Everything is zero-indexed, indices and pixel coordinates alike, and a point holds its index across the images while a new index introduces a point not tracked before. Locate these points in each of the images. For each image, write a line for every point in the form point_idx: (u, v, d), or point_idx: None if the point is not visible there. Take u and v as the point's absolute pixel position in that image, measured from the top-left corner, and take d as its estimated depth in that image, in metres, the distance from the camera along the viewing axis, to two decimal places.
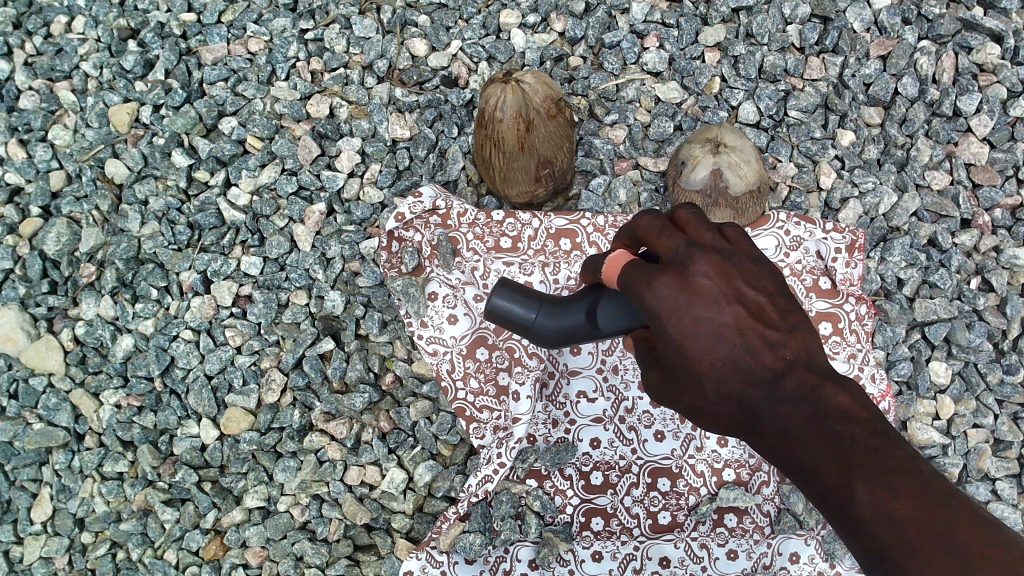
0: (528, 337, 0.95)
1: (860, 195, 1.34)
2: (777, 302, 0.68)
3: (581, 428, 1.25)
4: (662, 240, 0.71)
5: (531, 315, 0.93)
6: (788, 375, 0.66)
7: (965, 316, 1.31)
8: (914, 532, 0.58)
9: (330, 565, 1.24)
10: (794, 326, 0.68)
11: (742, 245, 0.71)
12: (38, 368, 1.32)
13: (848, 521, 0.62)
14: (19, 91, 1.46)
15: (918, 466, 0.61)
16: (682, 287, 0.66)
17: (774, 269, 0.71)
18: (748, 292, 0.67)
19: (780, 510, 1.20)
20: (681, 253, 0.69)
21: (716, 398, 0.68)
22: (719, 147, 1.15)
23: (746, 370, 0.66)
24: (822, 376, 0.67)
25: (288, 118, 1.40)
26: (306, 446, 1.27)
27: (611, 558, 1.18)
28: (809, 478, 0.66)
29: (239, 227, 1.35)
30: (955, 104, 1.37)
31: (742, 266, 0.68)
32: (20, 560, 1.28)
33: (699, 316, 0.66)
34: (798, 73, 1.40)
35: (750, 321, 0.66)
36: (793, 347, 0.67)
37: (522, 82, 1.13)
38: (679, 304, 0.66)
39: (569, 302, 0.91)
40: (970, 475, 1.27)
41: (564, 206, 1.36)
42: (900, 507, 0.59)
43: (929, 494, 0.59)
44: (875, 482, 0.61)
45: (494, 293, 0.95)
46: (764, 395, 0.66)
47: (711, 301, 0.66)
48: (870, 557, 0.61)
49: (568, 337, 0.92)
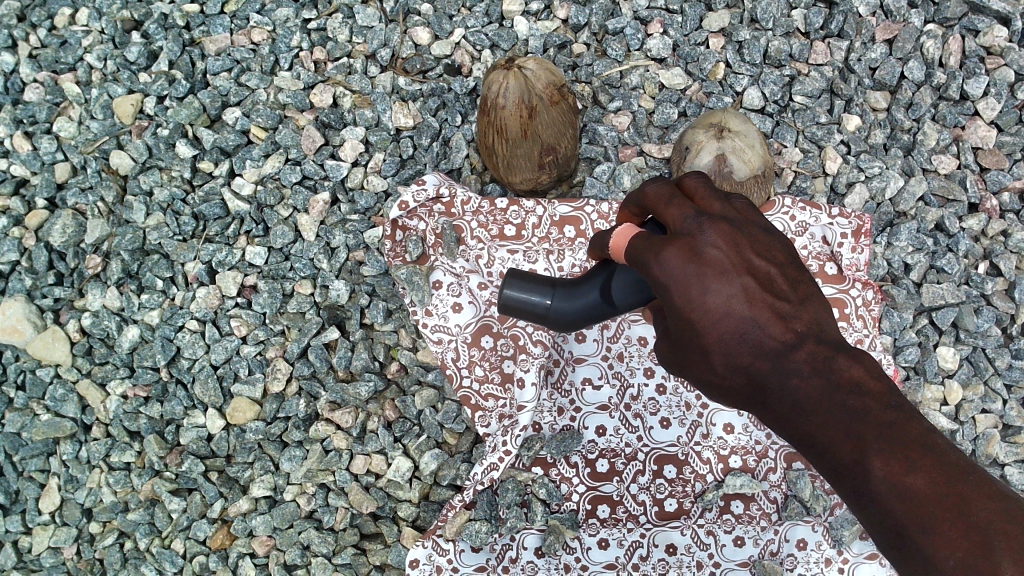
0: (548, 324, 0.96)
1: (866, 180, 1.33)
2: (788, 272, 0.68)
3: (587, 416, 1.25)
4: (671, 210, 0.71)
5: (545, 302, 0.94)
6: (800, 346, 0.65)
7: (973, 301, 1.29)
8: (932, 507, 0.57)
9: (336, 554, 1.24)
10: (804, 298, 0.68)
11: (751, 216, 0.71)
12: (46, 359, 1.32)
13: (863, 497, 0.61)
14: (24, 83, 1.46)
15: (934, 439, 0.60)
16: (691, 258, 0.66)
17: (784, 238, 0.70)
18: (757, 264, 0.67)
19: (786, 496, 1.19)
20: (690, 223, 0.69)
21: (725, 371, 0.67)
22: (723, 132, 1.15)
23: (755, 343, 0.66)
24: (835, 348, 0.66)
25: (292, 108, 1.40)
26: (312, 435, 1.28)
27: (617, 545, 1.18)
28: (820, 452, 0.65)
29: (244, 217, 1.36)
30: (963, 87, 1.36)
31: (751, 236, 0.68)
32: (29, 550, 1.28)
33: (709, 287, 0.65)
34: (803, 58, 1.39)
35: (759, 291, 0.66)
36: (804, 319, 0.67)
37: (524, 68, 1.12)
38: (688, 274, 0.66)
39: (582, 282, 0.91)
40: (978, 460, 1.26)
41: (569, 193, 1.36)
42: (918, 480, 0.58)
43: (948, 466, 0.58)
44: (890, 456, 0.60)
45: (506, 286, 0.96)
46: (775, 367, 0.66)
47: (719, 271, 0.66)
48: (884, 531, 0.60)
49: (587, 317, 0.92)
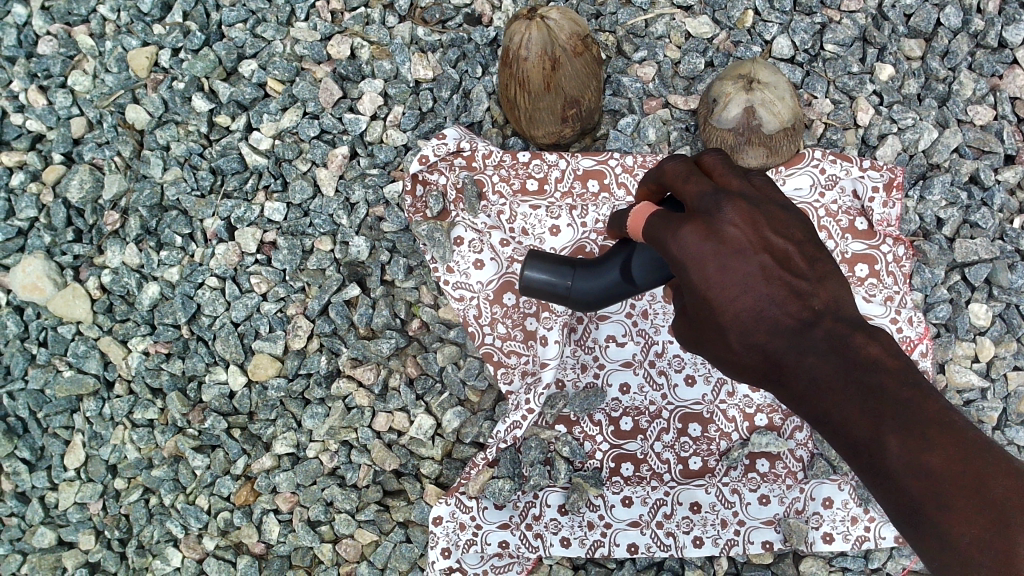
0: (569, 304, 1.00)
1: (899, 132, 1.30)
2: (806, 250, 0.71)
3: (611, 373, 1.24)
4: (689, 186, 0.74)
5: (566, 282, 0.98)
6: (816, 324, 0.68)
7: (1007, 256, 1.26)
8: (949, 484, 0.60)
9: (360, 510, 1.25)
10: (823, 275, 0.71)
11: (768, 192, 0.74)
12: (67, 317, 1.32)
13: (878, 473, 0.65)
14: (37, 36, 1.42)
15: (949, 416, 0.63)
16: (707, 236, 0.69)
17: (802, 215, 0.73)
18: (775, 241, 0.69)
19: (813, 455, 1.20)
20: (708, 201, 0.71)
21: (742, 349, 0.70)
22: (752, 84, 1.11)
23: (771, 321, 0.69)
24: (852, 326, 0.69)
25: (309, 60, 1.37)
26: (334, 393, 1.27)
27: (642, 503, 1.17)
28: (836, 430, 0.68)
29: (262, 172, 1.34)
30: (1001, 34, 1.32)
31: (769, 213, 0.71)
32: (55, 506, 1.29)
33: (727, 264, 0.68)
34: (835, 5, 1.34)
35: (776, 269, 0.69)
36: (821, 297, 0.69)
37: (548, 18, 1.08)
38: (704, 252, 0.69)
39: (602, 262, 0.95)
40: (1009, 419, 1.24)
41: (591, 147, 1.33)
42: (933, 457, 0.61)
43: (963, 443, 0.61)
44: (906, 434, 0.63)
45: (527, 268, 1.00)
46: (792, 345, 0.68)
47: (737, 248, 0.68)
48: (899, 507, 0.64)
49: (607, 296, 0.96)
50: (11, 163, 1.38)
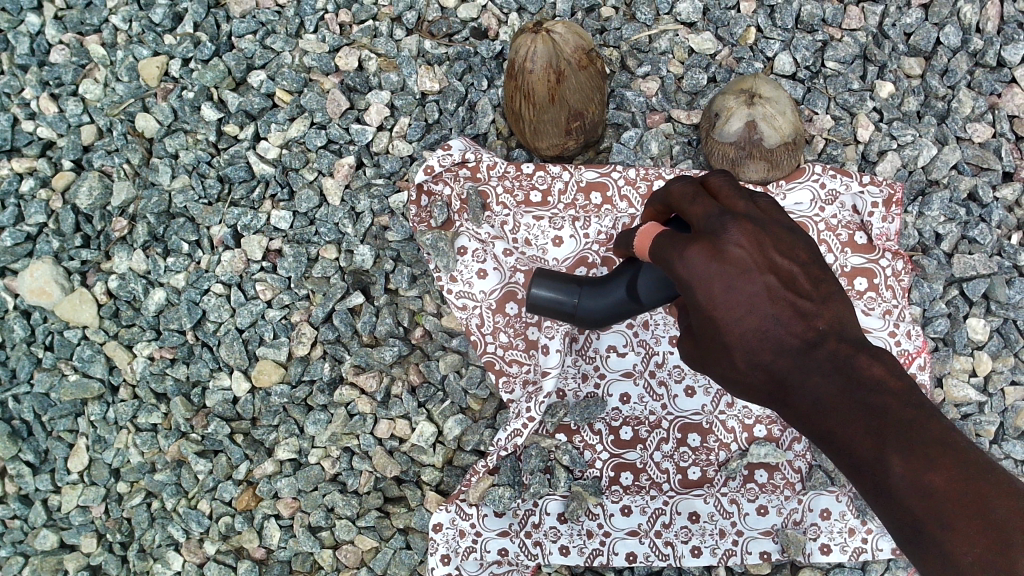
0: (575, 322, 1.02)
1: (898, 148, 1.32)
2: (811, 272, 0.73)
3: (611, 383, 1.24)
4: (696, 208, 0.76)
5: (573, 301, 1.00)
6: (821, 344, 0.70)
7: (1004, 272, 1.28)
8: (949, 504, 0.61)
9: (360, 516, 1.26)
10: (827, 296, 0.73)
11: (774, 215, 0.75)
12: (74, 321, 1.33)
13: (882, 492, 0.65)
14: (50, 45, 1.44)
15: (952, 437, 0.64)
16: (714, 256, 0.71)
17: (808, 237, 0.75)
18: (781, 263, 0.71)
19: (811, 466, 1.21)
20: (714, 222, 0.73)
21: (748, 368, 0.72)
22: (753, 99, 1.13)
23: (776, 341, 0.70)
24: (856, 348, 0.71)
25: (317, 71, 1.39)
26: (337, 399, 1.28)
27: (641, 513, 1.18)
28: (840, 449, 0.69)
29: (269, 181, 1.36)
30: (999, 53, 1.34)
31: (774, 234, 0.72)
32: (58, 509, 1.30)
33: (732, 285, 0.70)
34: (837, 23, 1.36)
35: (782, 291, 0.70)
36: (825, 318, 0.71)
37: (553, 32, 1.10)
38: (710, 272, 0.71)
39: (609, 281, 0.97)
40: (1006, 433, 1.25)
41: (595, 159, 1.35)
42: (935, 477, 0.62)
43: (964, 464, 0.62)
44: (909, 453, 0.63)
45: (535, 287, 1.02)
46: (796, 365, 0.70)
47: (742, 269, 0.70)
48: (902, 526, 0.64)
49: (613, 315, 0.98)
50: (21, 169, 1.39)
